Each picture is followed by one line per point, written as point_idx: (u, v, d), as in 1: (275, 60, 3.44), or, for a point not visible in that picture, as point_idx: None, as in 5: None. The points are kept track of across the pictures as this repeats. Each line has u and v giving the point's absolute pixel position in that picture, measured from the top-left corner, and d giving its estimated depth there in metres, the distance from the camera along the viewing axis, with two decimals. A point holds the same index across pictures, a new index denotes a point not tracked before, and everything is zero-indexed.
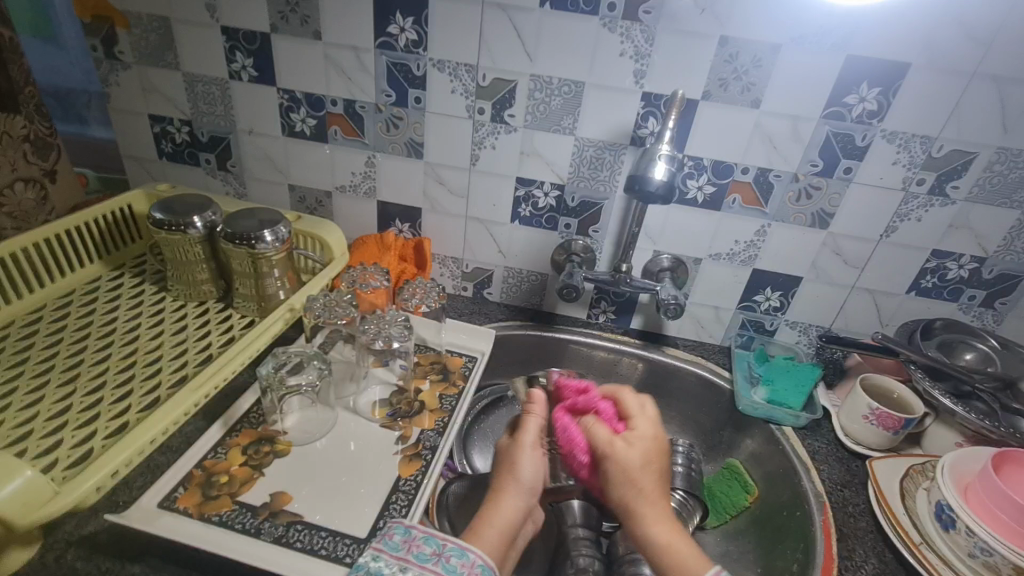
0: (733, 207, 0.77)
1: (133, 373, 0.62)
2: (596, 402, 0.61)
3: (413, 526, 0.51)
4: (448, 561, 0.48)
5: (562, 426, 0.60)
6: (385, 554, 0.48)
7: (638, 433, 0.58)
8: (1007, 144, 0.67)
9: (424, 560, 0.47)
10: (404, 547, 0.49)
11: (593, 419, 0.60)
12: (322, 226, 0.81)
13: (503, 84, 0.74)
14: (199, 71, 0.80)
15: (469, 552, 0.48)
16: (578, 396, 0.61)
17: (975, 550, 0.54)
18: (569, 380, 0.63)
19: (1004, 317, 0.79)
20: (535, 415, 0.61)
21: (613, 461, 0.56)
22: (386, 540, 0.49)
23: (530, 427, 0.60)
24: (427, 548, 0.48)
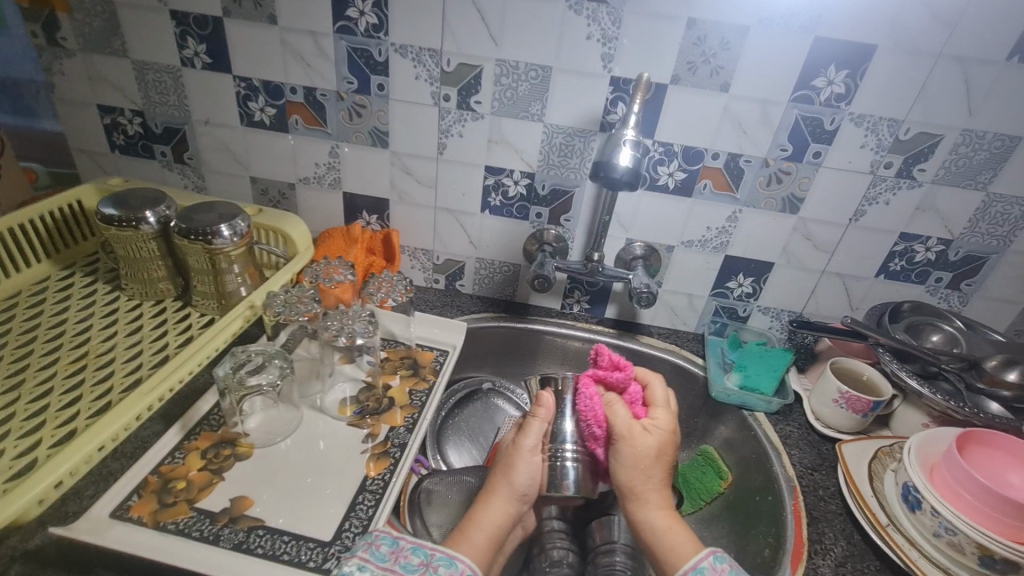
0: (704, 193, 0.76)
1: (82, 378, 0.59)
2: (629, 381, 0.62)
3: (399, 535, 0.49)
4: (436, 571, 0.47)
5: (588, 394, 0.61)
6: (371, 565, 0.46)
7: (657, 422, 0.59)
8: (971, 126, 0.67)
9: (413, 571, 0.46)
10: (391, 558, 0.47)
11: (616, 398, 0.61)
12: (284, 219, 0.79)
13: (468, 70, 0.71)
14: (149, 58, 0.76)
15: (458, 562, 0.48)
16: (614, 371, 0.62)
17: (940, 530, 0.55)
18: (609, 352, 0.64)
19: (969, 298, 0.80)
20: (538, 422, 0.60)
21: (628, 444, 0.58)
22: (371, 550, 0.47)
23: (534, 431, 0.59)
24: (416, 558, 0.48)
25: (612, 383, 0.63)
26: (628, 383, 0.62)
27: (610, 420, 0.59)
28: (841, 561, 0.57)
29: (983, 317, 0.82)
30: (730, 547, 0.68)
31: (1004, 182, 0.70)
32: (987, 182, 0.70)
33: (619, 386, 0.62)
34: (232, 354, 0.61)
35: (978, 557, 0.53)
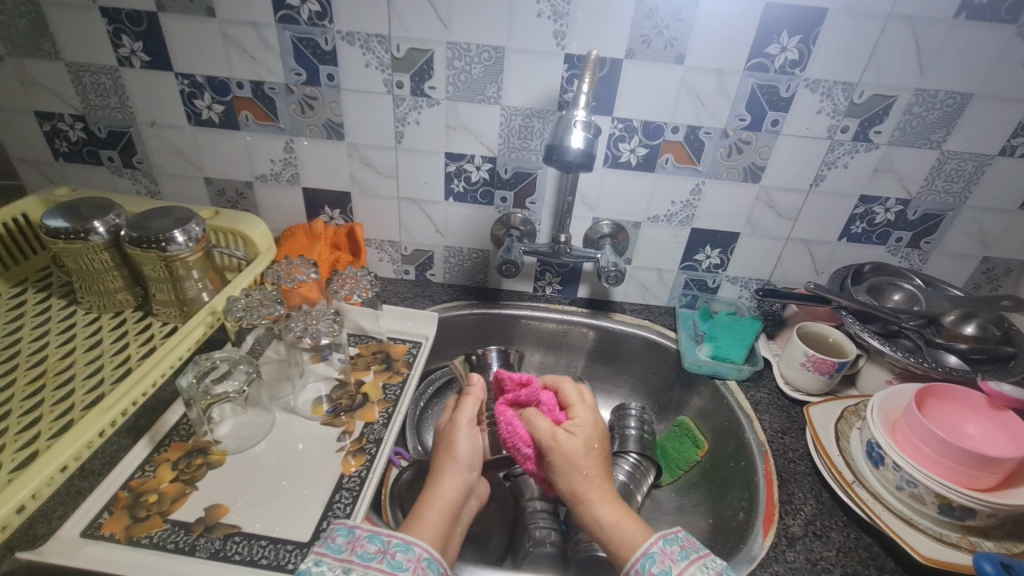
0: (666, 167, 0.76)
1: (41, 398, 0.58)
2: (539, 393, 0.62)
3: (356, 525, 0.49)
4: (393, 557, 0.47)
5: (506, 419, 0.60)
6: (328, 558, 0.46)
7: (578, 421, 0.60)
8: (923, 86, 0.67)
9: (370, 560, 0.46)
10: (348, 549, 0.47)
11: (534, 412, 0.61)
12: (242, 220, 0.77)
13: (419, 55, 0.69)
14: (84, 60, 0.73)
15: (415, 546, 0.48)
16: (521, 389, 0.62)
17: (901, 483, 0.57)
18: (509, 373, 0.64)
19: (929, 256, 0.82)
20: (473, 398, 0.62)
21: (557, 453, 0.57)
22: (327, 543, 0.47)
23: (467, 406, 0.61)
24: (373, 546, 0.47)
25: (523, 400, 0.63)
26: (538, 395, 0.62)
27: (533, 435, 0.59)
28: (811, 519, 0.59)
29: (944, 273, 0.84)
30: (708, 512, 0.70)
31: (958, 140, 0.71)
32: (941, 141, 0.71)
33: (533, 399, 0.62)
34: (195, 362, 0.60)
35: (937, 506, 0.55)
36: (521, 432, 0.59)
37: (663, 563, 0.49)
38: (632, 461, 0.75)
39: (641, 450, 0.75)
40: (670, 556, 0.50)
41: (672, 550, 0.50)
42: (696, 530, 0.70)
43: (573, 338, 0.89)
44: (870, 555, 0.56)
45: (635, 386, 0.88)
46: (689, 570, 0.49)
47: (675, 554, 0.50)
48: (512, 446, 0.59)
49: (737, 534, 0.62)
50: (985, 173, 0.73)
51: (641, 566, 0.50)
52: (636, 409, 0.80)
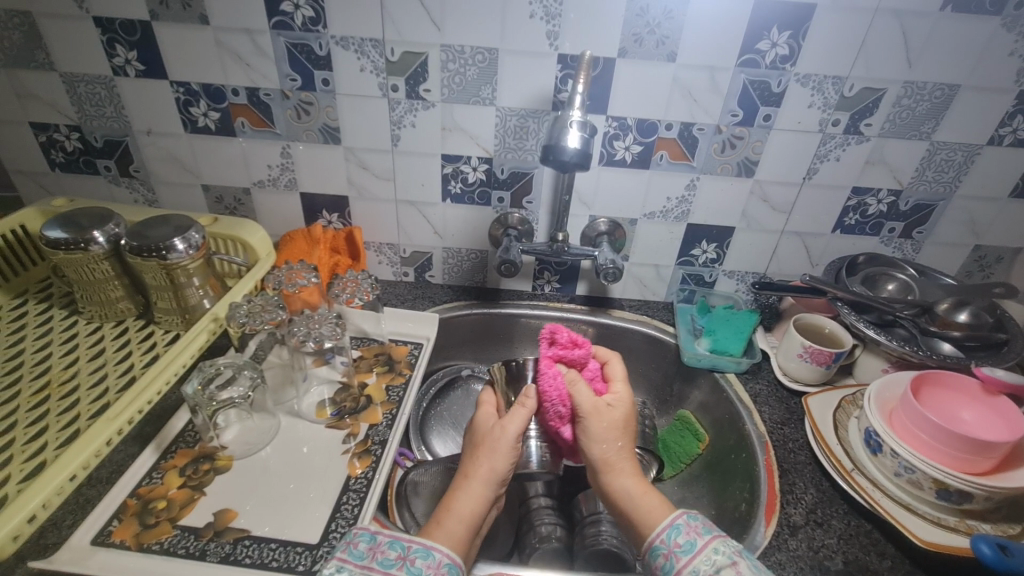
0: (661, 164, 0.77)
1: (47, 409, 0.58)
2: (588, 358, 0.62)
3: (377, 530, 0.50)
4: (412, 564, 0.47)
5: (551, 374, 0.59)
6: (350, 564, 0.47)
7: (618, 395, 0.60)
8: (912, 78, 0.68)
9: (390, 566, 0.47)
10: (370, 555, 0.48)
11: (579, 376, 0.60)
12: (241, 226, 0.78)
13: (414, 58, 0.70)
14: (79, 70, 0.73)
15: (435, 552, 0.48)
16: (574, 351, 0.61)
17: (900, 470, 0.58)
18: (567, 329, 0.62)
19: (921, 245, 0.83)
20: (522, 414, 0.59)
21: (596, 420, 0.58)
22: (349, 549, 0.48)
23: (517, 418, 0.59)
24: (393, 552, 0.48)
25: (574, 361, 0.61)
26: (586, 360, 0.62)
27: (571, 399, 0.59)
28: (812, 507, 0.60)
29: (936, 262, 0.85)
30: (711, 504, 0.71)
31: (947, 130, 0.72)
32: (930, 132, 0.72)
33: (579, 363, 0.62)
34: (199, 369, 0.60)
35: (935, 491, 0.56)
36: (558, 388, 0.59)
37: (687, 534, 0.50)
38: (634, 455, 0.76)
39: (644, 445, 0.76)
40: (695, 528, 0.50)
41: (698, 523, 0.51)
42: None
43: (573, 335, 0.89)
44: (871, 541, 0.57)
45: (635, 381, 0.89)
46: (712, 543, 0.49)
47: (700, 528, 0.50)
48: (546, 400, 0.60)
49: (739, 525, 0.63)
50: (974, 162, 0.74)
51: (666, 537, 0.50)
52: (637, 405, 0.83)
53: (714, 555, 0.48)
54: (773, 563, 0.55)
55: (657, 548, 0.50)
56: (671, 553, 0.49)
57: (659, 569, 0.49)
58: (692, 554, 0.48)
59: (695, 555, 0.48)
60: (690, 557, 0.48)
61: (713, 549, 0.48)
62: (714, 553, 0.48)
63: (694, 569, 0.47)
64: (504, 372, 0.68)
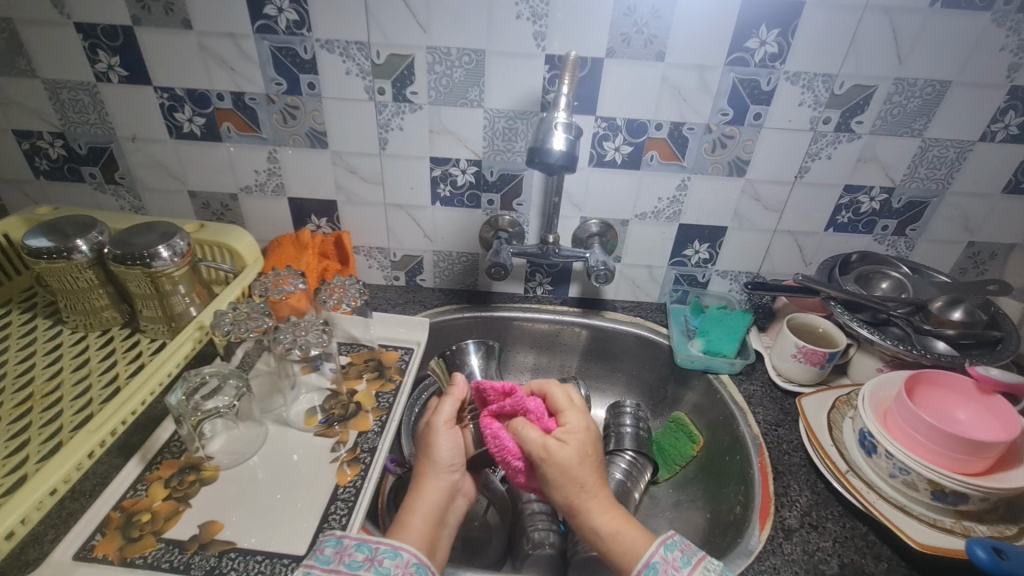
0: (652, 164, 0.76)
1: (29, 421, 0.57)
2: (524, 401, 0.58)
3: (344, 534, 0.49)
4: (381, 565, 0.47)
5: (493, 432, 0.56)
6: (317, 569, 0.46)
7: (569, 428, 0.56)
8: (903, 75, 0.68)
9: (357, 568, 0.46)
10: (336, 559, 0.47)
11: (523, 422, 0.57)
12: (228, 232, 0.77)
13: (400, 60, 0.69)
14: (61, 77, 0.72)
15: (402, 552, 0.48)
16: (505, 399, 0.58)
17: (894, 471, 0.57)
18: (493, 383, 0.60)
19: (915, 243, 0.82)
20: (450, 398, 0.60)
21: (550, 465, 0.54)
22: (316, 555, 0.47)
23: (448, 403, 0.60)
24: (361, 554, 0.47)
25: (509, 410, 0.59)
26: (523, 403, 0.59)
27: (522, 444, 0.56)
28: (807, 510, 0.59)
29: (930, 259, 0.84)
30: (705, 507, 0.70)
31: (939, 127, 0.71)
32: (922, 128, 0.72)
33: (519, 407, 0.58)
34: (184, 379, 0.59)
35: (931, 492, 0.56)
36: (505, 442, 0.56)
37: (665, 572, 0.49)
38: (628, 459, 0.75)
39: (638, 447, 0.76)
40: (673, 563, 0.50)
41: (675, 557, 0.50)
42: (694, 525, 0.70)
43: (566, 338, 0.89)
44: (867, 544, 0.56)
45: (629, 382, 0.88)
46: None
47: (678, 560, 0.50)
48: (503, 458, 0.56)
49: (734, 528, 0.62)
50: (967, 159, 0.74)
51: None
52: (631, 407, 0.81)
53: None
54: (767, 568, 0.54)
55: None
56: None
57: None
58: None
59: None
60: None
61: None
62: None
63: None
64: (442, 365, 0.77)
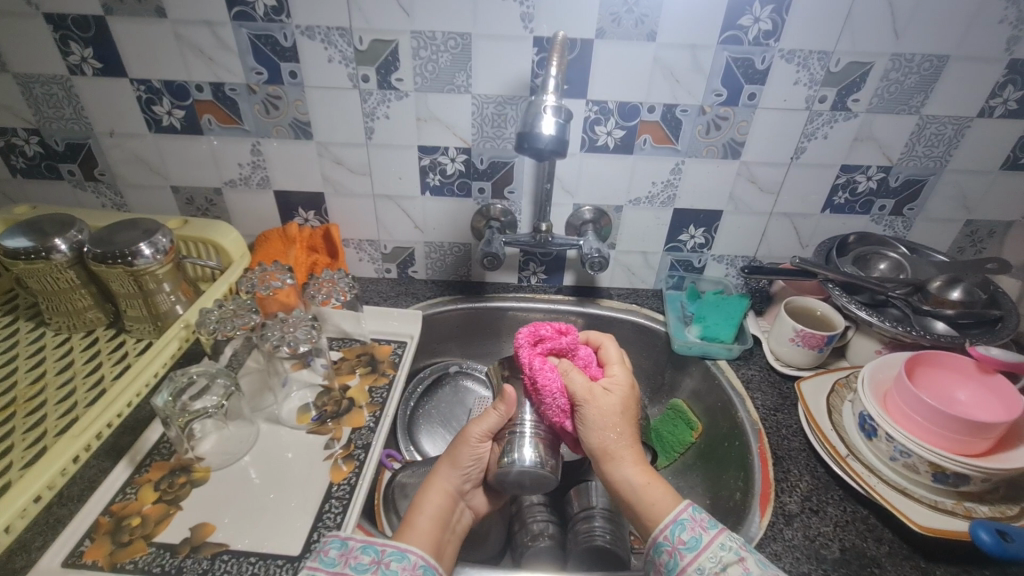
0: (645, 148, 0.74)
1: (12, 426, 0.56)
2: (577, 345, 0.62)
3: (349, 536, 0.48)
4: (388, 567, 0.45)
5: (541, 366, 0.58)
6: (321, 572, 0.45)
7: (615, 378, 0.58)
8: (900, 50, 0.66)
9: (363, 571, 0.45)
10: (341, 561, 0.46)
11: (571, 364, 0.59)
12: (213, 228, 0.75)
13: (383, 46, 0.67)
14: (32, 70, 0.69)
15: (409, 554, 0.47)
16: (562, 337, 0.62)
17: (895, 453, 0.57)
18: (548, 324, 0.64)
19: (912, 222, 0.81)
20: (496, 411, 0.57)
21: (593, 407, 0.56)
22: (320, 557, 0.46)
23: (488, 420, 0.57)
24: (367, 557, 0.46)
25: (562, 350, 0.62)
26: (575, 347, 0.62)
27: (567, 387, 0.57)
28: (807, 495, 0.59)
29: (927, 239, 0.83)
30: (705, 494, 0.70)
31: (936, 104, 0.70)
32: (919, 105, 0.70)
33: (569, 350, 0.62)
34: (170, 379, 0.58)
35: (932, 474, 0.55)
36: (556, 380, 0.57)
37: (692, 530, 0.47)
38: None
39: None
40: (700, 523, 0.48)
41: (703, 517, 0.48)
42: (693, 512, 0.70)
43: None
44: (868, 527, 0.56)
45: None
46: (719, 538, 0.46)
47: (705, 522, 0.48)
48: (545, 396, 0.57)
49: (734, 515, 0.61)
50: (965, 136, 0.73)
51: (670, 534, 0.48)
52: None
53: (721, 551, 0.46)
54: (768, 555, 0.53)
55: (661, 544, 0.48)
56: (675, 551, 0.47)
57: (664, 565, 0.48)
58: (698, 551, 0.46)
59: (700, 552, 0.46)
60: (695, 555, 0.46)
61: (719, 545, 0.46)
62: (721, 549, 0.46)
63: (700, 567, 0.45)
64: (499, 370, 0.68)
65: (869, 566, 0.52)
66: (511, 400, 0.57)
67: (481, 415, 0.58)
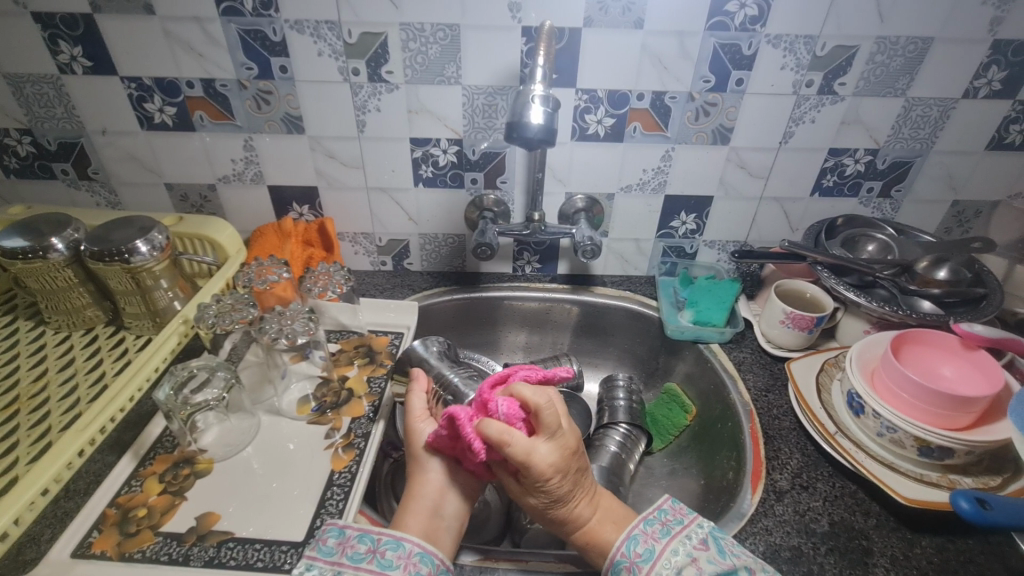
0: (635, 135, 0.75)
1: (16, 423, 0.57)
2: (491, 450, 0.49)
3: (347, 525, 0.49)
4: (383, 556, 0.47)
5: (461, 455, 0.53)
6: (320, 562, 0.46)
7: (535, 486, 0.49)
8: (884, 33, 0.67)
9: (360, 561, 0.46)
10: (339, 550, 0.47)
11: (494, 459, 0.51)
12: (208, 225, 0.76)
13: (373, 39, 0.67)
14: (22, 70, 0.69)
15: (404, 543, 0.48)
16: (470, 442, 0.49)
17: (882, 429, 0.58)
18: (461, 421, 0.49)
19: (900, 204, 0.82)
20: (416, 391, 0.58)
21: (521, 496, 0.53)
22: (319, 546, 0.47)
23: (415, 400, 0.58)
24: (363, 546, 0.47)
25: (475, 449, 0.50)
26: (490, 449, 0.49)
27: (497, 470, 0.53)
28: (797, 472, 0.60)
29: (915, 220, 0.84)
30: (699, 475, 0.71)
31: (922, 85, 0.71)
32: (905, 88, 0.71)
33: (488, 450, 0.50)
34: (171, 374, 0.59)
35: (917, 449, 0.57)
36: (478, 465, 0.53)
37: (645, 543, 0.50)
38: (622, 431, 0.76)
39: (631, 420, 0.76)
40: (652, 535, 0.51)
41: (654, 529, 0.51)
42: (688, 492, 0.71)
43: (557, 315, 0.89)
44: (856, 501, 0.57)
45: (621, 356, 0.89)
46: (671, 545, 0.50)
47: (657, 533, 0.51)
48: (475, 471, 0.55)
49: (727, 493, 0.63)
50: (950, 117, 0.73)
51: (626, 549, 0.50)
52: (623, 380, 0.82)
53: (673, 557, 0.49)
54: (759, 530, 0.55)
55: (618, 562, 0.50)
56: (633, 565, 0.49)
57: None
58: (653, 562, 0.49)
59: (655, 562, 0.49)
60: (651, 565, 0.49)
61: (670, 552, 0.49)
62: (673, 556, 0.49)
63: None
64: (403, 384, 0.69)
65: (858, 538, 0.54)
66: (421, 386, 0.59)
67: (407, 402, 0.58)
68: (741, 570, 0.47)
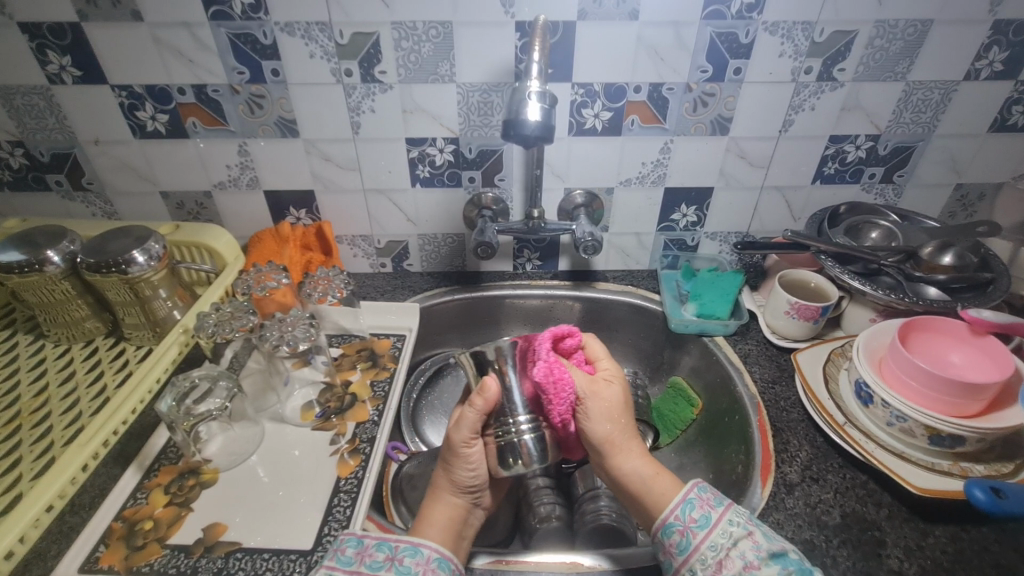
0: (633, 129, 0.74)
1: (19, 438, 0.57)
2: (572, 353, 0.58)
3: (364, 534, 0.49)
4: (401, 564, 0.47)
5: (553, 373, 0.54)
6: (338, 571, 0.45)
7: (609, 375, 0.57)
8: (883, 17, 0.66)
9: (379, 569, 0.46)
10: (358, 559, 0.47)
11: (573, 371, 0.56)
12: (205, 232, 0.75)
13: (364, 39, 0.66)
14: (11, 82, 0.68)
15: (423, 549, 0.48)
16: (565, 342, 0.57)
17: (892, 419, 0.58)
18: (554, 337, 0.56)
19: (903, 189, 0.81)
20: (477, 407, 0.53)
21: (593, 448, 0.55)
22: (337, 556, 0.46)
23: (469, 422, 0.53)
24: (382, 554, 0.47)
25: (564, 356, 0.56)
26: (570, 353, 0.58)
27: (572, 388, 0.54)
28: (807, 464, 0.60)
29: (918, 205, 0.84)
30: (708, 469, 0.71)
31: (922, 69, 0.70)
32: (905, 72, 0.70)
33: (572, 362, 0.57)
34: (173, 384, 0.58)
35: (928, 437, 0.56)
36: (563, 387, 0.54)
37: (702, 508, 0.49)
38: None
39: None
40: (708, 501, 0.50)
41: (709, 496, 0.50)
42: None
43: (559, 312, 0.88)
44: (868, 492, 0.57)
45: (625, 351, 0.89)
46: (726, 515, 0.48)
47: (712, 501, 0.50)
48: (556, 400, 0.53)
49: (736, 487, 0.62)
50: (952, 99, 0.72)
51: (681, 513, 0.49)
52: None
53: (730, 527, 0.48)
54: (771, 524, 0.54)
55: (671, 524, 0.49)
56: (686, 530, 0.49)
57: (674, 546, 0.49)
58: (709, 529, 0.48)
59: (712, 529, 0.48)
60: (706, 533, 0.48)
61: (729, 521, 0.48)
62: (730, 525, 0.48)
63: (712, 544, 0.47)
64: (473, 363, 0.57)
65: (871, 530, 0.53)
66: (490, 396, 0.53)
67: (460, 414, 0.54)
68: (793, 552, 0.46)
